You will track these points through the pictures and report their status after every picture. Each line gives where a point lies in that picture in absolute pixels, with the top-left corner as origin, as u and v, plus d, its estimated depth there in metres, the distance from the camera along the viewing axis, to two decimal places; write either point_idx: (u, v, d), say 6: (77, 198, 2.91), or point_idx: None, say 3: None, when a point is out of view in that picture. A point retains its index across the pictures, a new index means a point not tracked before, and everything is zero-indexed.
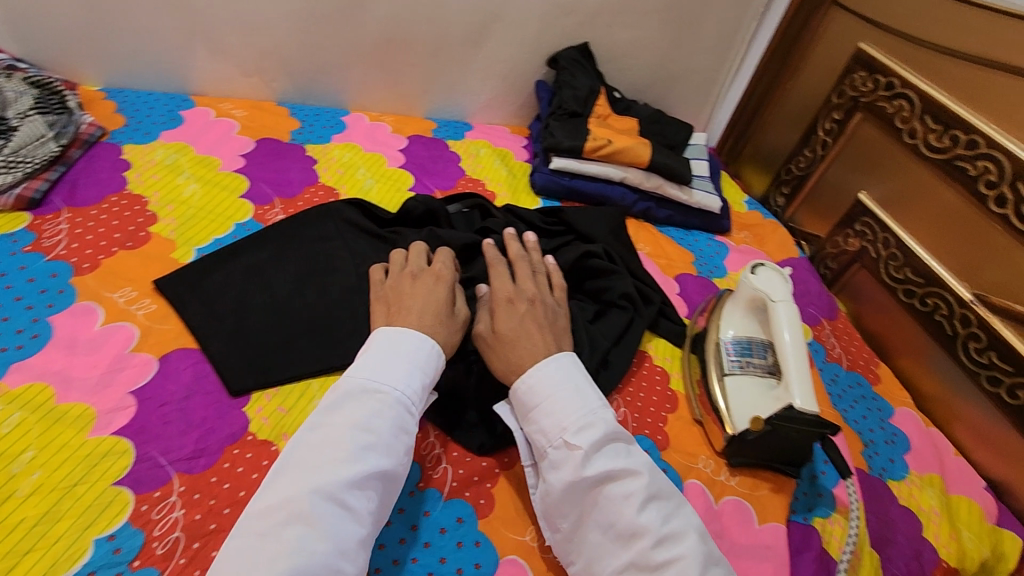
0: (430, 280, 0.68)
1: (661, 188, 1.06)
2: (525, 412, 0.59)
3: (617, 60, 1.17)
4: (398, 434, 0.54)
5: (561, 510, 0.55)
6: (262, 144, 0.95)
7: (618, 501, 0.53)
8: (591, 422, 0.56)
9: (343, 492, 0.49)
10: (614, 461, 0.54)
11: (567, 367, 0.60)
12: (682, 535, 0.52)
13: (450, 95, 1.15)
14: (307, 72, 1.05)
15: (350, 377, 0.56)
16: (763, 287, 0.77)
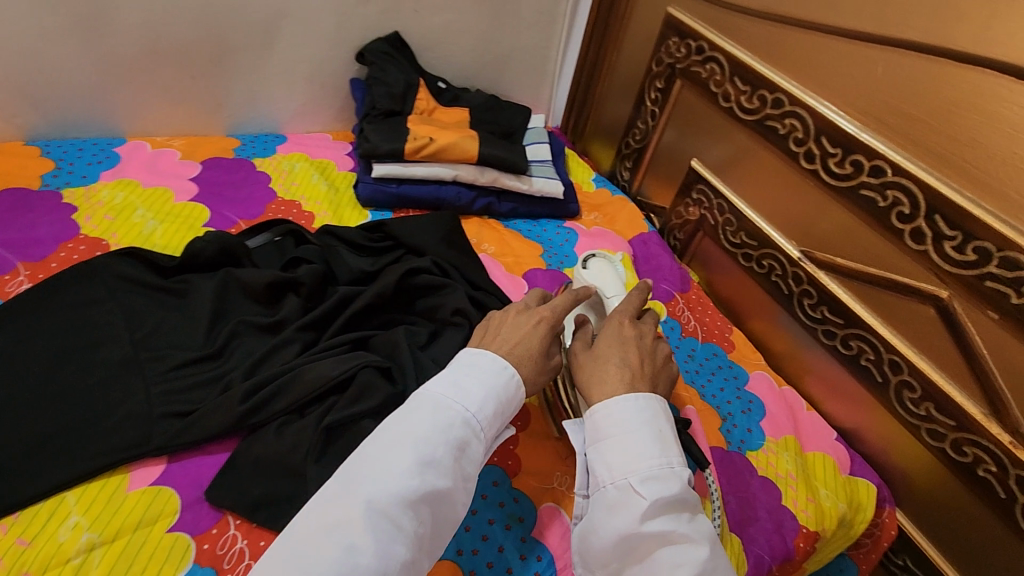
0: (533, 319, 0.62)
1: (497, 181, 0.99)
2: (598, 445, 0.54)
3: (435, 47, 1.09)
4: (462, 452, 0.51)
5: (599, 554, 0.51)
6: (2, 197, 0.78)
7: (666, 566, 0.48)
8: (668, 475, 0.51)
9: (397, 509, 0.46)
10: (681, 522, 0.50)
11: (655, 407, 0.55)
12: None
13: (253, 106, 1.01)
14: (58, 100, 0.88)
15: (427, 391, 0.53)
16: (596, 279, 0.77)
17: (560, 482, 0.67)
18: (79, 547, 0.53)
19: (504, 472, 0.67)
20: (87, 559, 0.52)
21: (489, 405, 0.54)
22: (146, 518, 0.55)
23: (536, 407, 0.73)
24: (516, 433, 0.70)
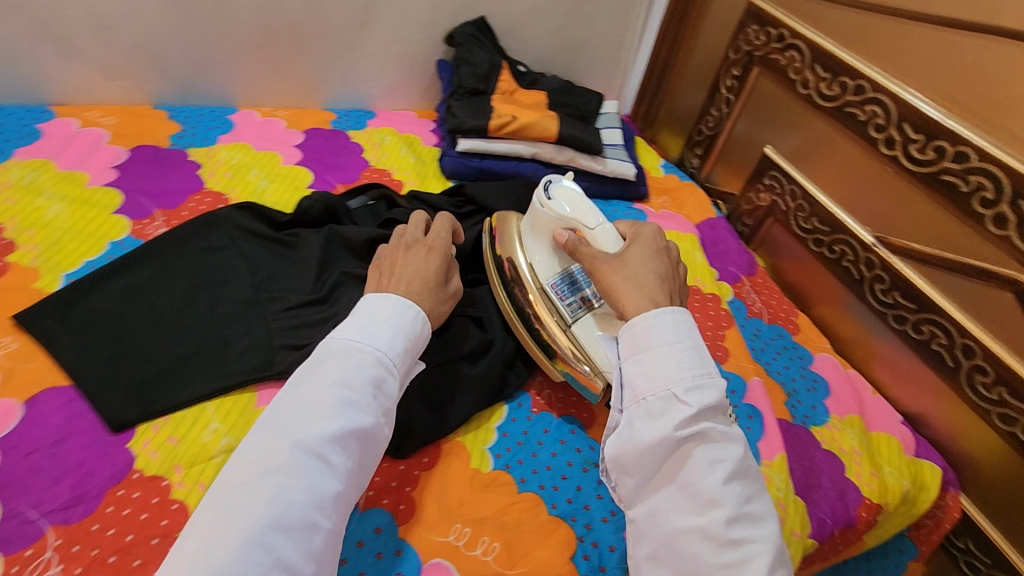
0: (422, 251, 0.67)
1: (573, 160, 1.04)
2: (635, 354, 0.56)
3: (518, 32, 1.14)
4: (376, 392, 0.53)
5: (636, 462, 0.53)
6: (137, 153, 0.87)
7: (705, 466, 0.51)
8: (709, 381, 0.54)
9: (323, 444, 0.48)
10: (720, 428, 0.53)
11: (683, 317, 0.58)
12: (765, 514, 0.51)
13: (348, 82, 1.09)
14: (182, 68, 0.96)
15: (332, 338, 0.55)
16: (567, 209, 0.70)
17: None
18: (220, 448, 0.60)
19: (580, 422, 0.72)
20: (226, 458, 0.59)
21: (400, 346, 0.57)
22: None
23: None
24: None
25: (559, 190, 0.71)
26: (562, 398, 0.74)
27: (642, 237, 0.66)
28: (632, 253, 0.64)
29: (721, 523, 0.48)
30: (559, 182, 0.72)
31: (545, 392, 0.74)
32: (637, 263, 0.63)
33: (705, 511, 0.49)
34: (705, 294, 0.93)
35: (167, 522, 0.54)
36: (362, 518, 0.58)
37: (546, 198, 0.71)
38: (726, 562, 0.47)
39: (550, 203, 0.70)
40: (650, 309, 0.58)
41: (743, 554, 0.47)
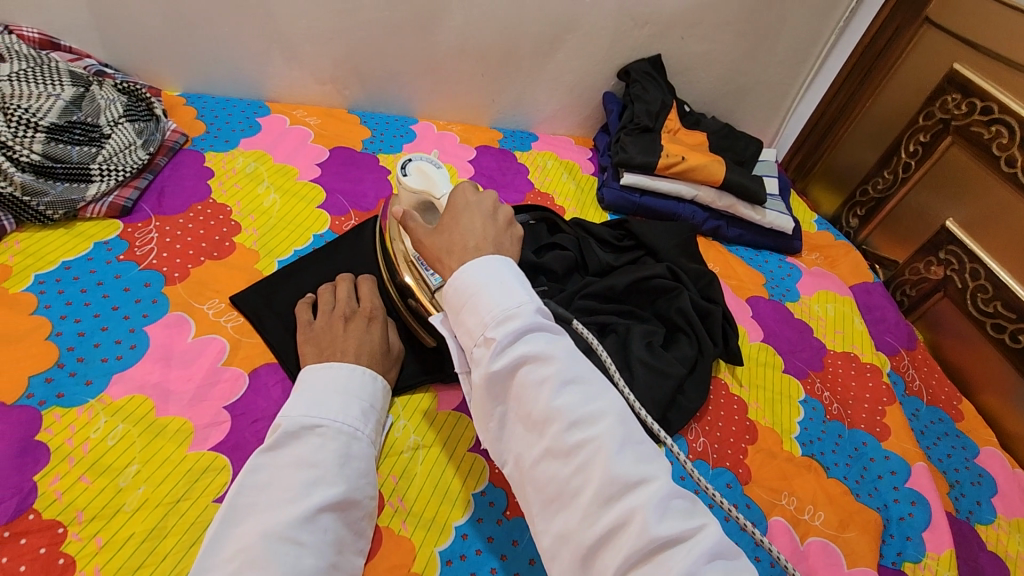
0: (364, 322, 0.66)
1: (733, 207, 1.03)
2: (454, 312, 0.51)
3: (686, 73, 1.15)
4: (344, 462, 0.52)
5: (485, 410, 0.49)
6: (337, 153, 0.95)
7: (534, 389, 0.46)
8: (515, 309, 0.49)
9: (293, 526, 0.46)
10: (533, 345, 0.48)
11: (501, 259, 0.53)
12: (602, 412, 0.45)
13: (519, 105, 1.14)
14: (378, 79, 1.04)
15: (284, 419, 0.53)
16: (419, 184, 0.69)
17: (789, 501, 0.71)
18: (408, 445, 0.64)
19: (735, 477, 0.72)
20: (414, 455, 0.63)
21: (365, 416, 0.57)
22: (453, 436, 0.66)
23: (762, 425, 0.79)
24: (745, 445, 0.76)
25: (418, 167, 0.71)
26: (717, 449, 0.74)
27: (480, 203, 0.60)
28: (447, 220, 0.59)
29: (559, 434, 0.44)
30: (419, 161, 0.71)
31: (701, 441, 0.74)
32: (471, 218, 0.58)
33: (545, 431, 0.45)
34: (861, 363, 0.91)
35: None
36: (534, 537, 0.60)
37: (402, 174, 0.70)
38: (574, 468, 0.43)
39: (403, 179, 0.70)
40: (468, 261, 0.54)
41: (584, 456, 0.43)
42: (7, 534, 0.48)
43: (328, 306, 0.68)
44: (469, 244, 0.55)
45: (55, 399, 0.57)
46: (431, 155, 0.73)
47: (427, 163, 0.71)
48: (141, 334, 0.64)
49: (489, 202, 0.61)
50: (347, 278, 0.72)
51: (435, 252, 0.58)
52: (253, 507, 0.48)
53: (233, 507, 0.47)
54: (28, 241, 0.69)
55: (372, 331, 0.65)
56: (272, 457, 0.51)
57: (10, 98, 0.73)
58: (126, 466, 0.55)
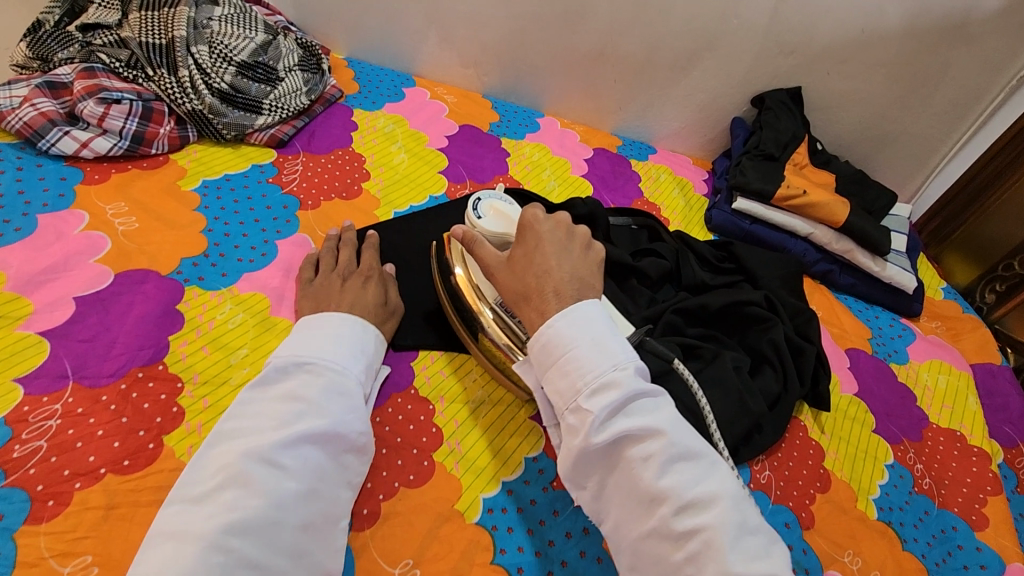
0: (360, 279, 0.67)
1: (850, 253, 0.98)
2: (547, 372, 0.51)
3: (827, 110, 1.11)
4: (332, 397, 0.52)
5: (583, 473, 0.49)
6: (464, 130, 1.02)
7: (638, 465, 0.46)
8: (614, 377, 0.48)
9: (275, 450, 0.47)
10: (637, 418, 0.47)
11: (596, 314, 0.52)
12: (711, 492, 0.45)
13: (644, 116, 1.15)
14: (516, 72, 1.10)
15: (276, 357, 0.54)
16: (499, 226, 0.68)
17: (852, 560, 0.67)
18: (475, 397, 0.67)
19: (797, 520, 0.68)
20: (478, 407, 0.66)
21: (356, 358, 0.57)
22: (517, 399, 0.68)
23: (837, 476, 0.74)
24: (814, 491, 0.71)
25: (490, 206, 0.69)
26: (783, 486, 0.70)
27: (553, 231, 0.61)
28: (520, 252, 0.60)
29: (668, 517, 0.44)
30: (489, 200, 0.70)
31: (766, 473, 0.71)
32: (546, 255, 0.58)
33: (652, 510, 0.46)
34: (967, 445, 0.82)
35: (427, 440, 0.62)
36: (574, 513, 0.60)
37: (475, 215, 0.68)
38: (684, 557, 0.43)
39: (480, 221, 0.67)
40: (554, 313, 0.53)
41: (696, 546, 0.43)
42: (141, 375, 0.57)
43: (330, 266, 0.70)
44: (548, 287, 0.56)
45: (197, 281, 0.67)
46: (498, 194, 0.72)
47: (498, 202, 0.70)
48: (272, 245, 0.73)
49: (561, 230, 0.61)
50: (347, 239, 0.73)
51: (513, 290, 0.59)
52: (239, 431, 0.49)
53: (220, 432, 0.49)
54: (203, 153, 0.81)
55: (370, 286, 0.67)
56: (263, 391, 0.52)
57: (216, 35, 0.87)
58: (238, 347, 0.63)
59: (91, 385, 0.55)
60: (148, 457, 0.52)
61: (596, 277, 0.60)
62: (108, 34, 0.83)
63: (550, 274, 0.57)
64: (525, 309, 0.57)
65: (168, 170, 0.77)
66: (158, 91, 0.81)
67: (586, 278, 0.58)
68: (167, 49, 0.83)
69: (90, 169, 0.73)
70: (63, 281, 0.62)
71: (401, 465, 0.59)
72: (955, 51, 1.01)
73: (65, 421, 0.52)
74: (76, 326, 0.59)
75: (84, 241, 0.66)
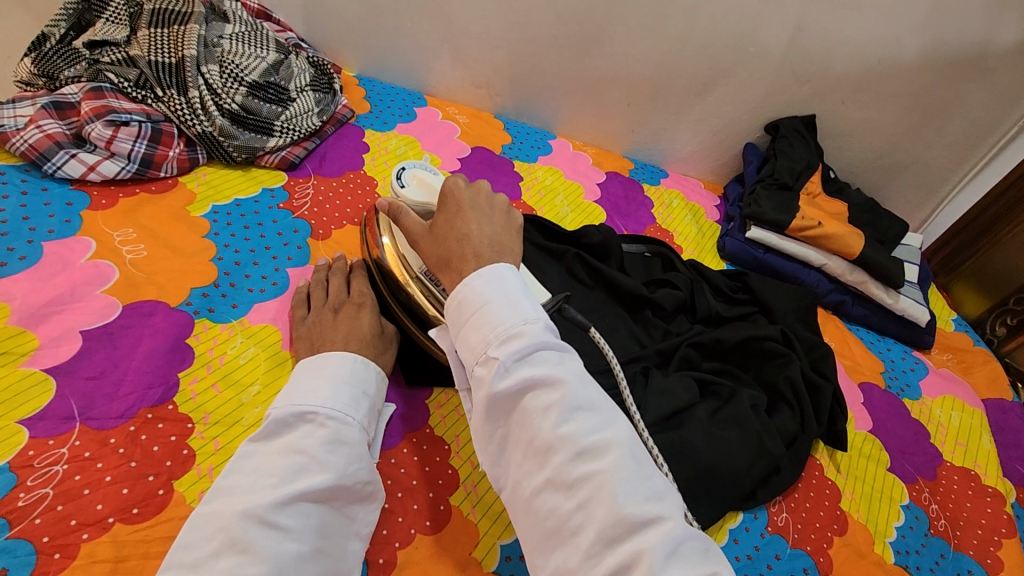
0: (350, 309, 0.66)
1: (863, 285, 0.97)
2: (455, 327, 0.47)
3: (839, 138, 1.11)
4: (333, 449, 0.51)
5: (485, 429, 0.45)
6: (477, 153, 1.00)
7: (537, 415, 0.43)
8: (521, 328, 0.45)
9: (273, 510, 0.45)
10: (541, 367, 0.44)
11: (505, 271, 0.48)
12: (609, 441, 0.42)
13: (656, 139, 1.14)
14: (529, 93, 1.09)
15: (275, 407, 0.53)
16: (421, 196, 0.69)
17: None
18: None
19: (815, 564, 0.67)
20: None
21: (357, 403, 0.56)
22: None
23: (854, 518, 0.73)
24: (832, 534, 0.70)
25: (415, 177, 0.71)
26: (800, 529, 0.69)
27: (473, 198, 0.56)
28: (440, 220, 0.56)
29: (562, 465, 0.40)
30: (414, 170, 0.72)
31: (783, 516, 0.70)
32: (466, 220, 0.54)
33: (547, 460, 0.41)
34: (982, 484, 0.82)
35: (443, 482, 0.60)
36: None
37: (399, 184, 0.70)
38: (575, 504, 0.40)
39: (403, 189, 0.69)
40: (471, 273, 0.49)
41: (587, 492, 0.39)
42: (150, 416, 0.55)
43: (321, 299, 0.67)
44: (467, 250, 0.52)
45: (207, 312, 0.65)
46: (422, 164, 0.74)
47: (420, 169, 0.73)
48: (283, 274, 0.71)
49: (482, 197, 0.57)
50: (338, 267, 0.72)
51: (435, 258, 0.55)
52: (237, 489, 0.47)
53: (218, 489, 0.47)
54: (212, 175, 0.80)
55: (364, 316, 0.65)
56: (265, 444, 0.51)
57: (227, 54, 0.86)
58: (249, 384, 0.61)
59: (99, 426, 0.53)
60: (158, 504, 0.51)
61: (517, 243, 0.56)
62: (116, 52, 0.82)
63: (469, 239, 0.53)
64: (447, 275, 0.53)
65: (176, 193, 0.75)
66: (168, 112, 0.79)
67: (508, 243, 0.54)
68: (177, 69, 0.82)
69: (97, 193, 0.71)
70: (69, 313, 0.60)
71: (417, 510, 0.58)
72: (969, 83, 1.01)
73: (72, 466, 0.51)
74: (82, 362, 0.57)
75: (91, 270, 0.64)
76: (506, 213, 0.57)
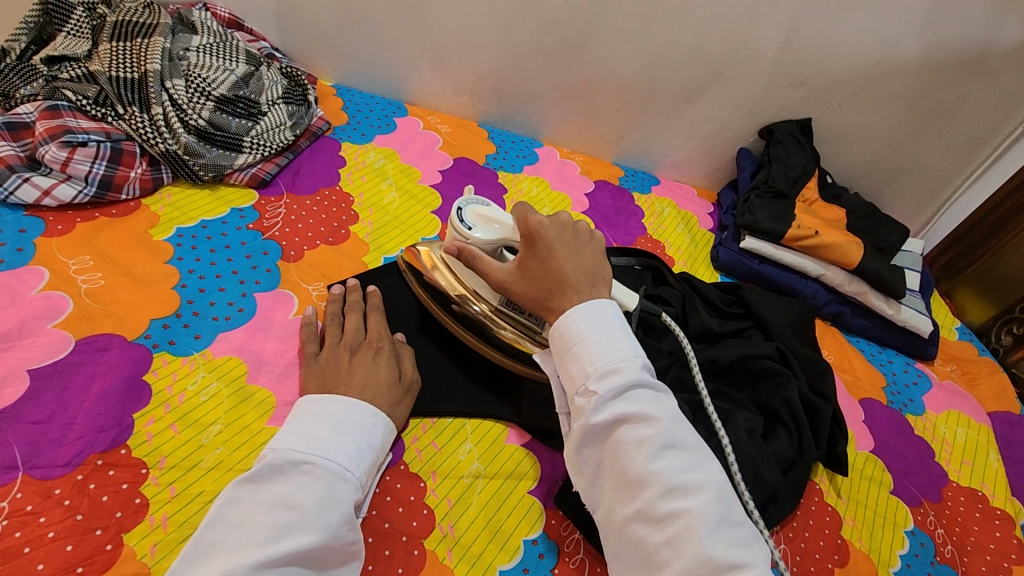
0: (371, 354, 0.62)
1: (863, 295, 0.93)
2: (558, 356, 0.53)
3: (837, 141, 1.07)
4: (327, 505, 0.47)
5: (579, 454, 0.50)
6: (459, 164, 0.96)
7: (630, 448, 0.47)
8: (619, 365, 0.49)
9: (252, 574, 0.42)
10: (636, 404, 0.48)
11: (606, 305, 0.53)
12: (702, 482, 0.45)
13: (647, 146, 1.10)
14: (513, 100, 1.05)
15: (271, 451, 0.49)
16: (492, 234, 0.63)
17: None
18: (470, 471, 0.62)
19: None
20: (474, 483, 0.61)
21: (360, 455, 0.52)
22: (516, 472, 0.63)
23: (856, 547, 0.69)
24: (833, 565, 0.67)
25: (475, 213, 0.65)
26: (799, 561, 0.66)
27: (561, 236, 0.58)
28: (533, 263, 0.58)
29: (652, 499, 0.45)
30: (471, 206, 0.66)
31: (781, 547, 0.66)
32: (560, 260, 0.57)
33: (639, 493, 0.46)
34: (989, 506, 0.78)
35: (417, 524, 0.57)
36: None
37: (464, 226, 0.64)
38: (665, 539, 0.43)
39: (470, 232, 0.63)
40: (572, 306, 0.54)
41: (678, 528, 0.43)
42: (100, 462, 0.52)
43: (336, 339, 0.64)
44: (569, 291, 0.55)
45: (167, 345, 0.61)
46: (475, 196, 0.68)
47: (479, 204, 0.66)
48: (250, 300, 0.68)
49: (567, 232, 0.59)
50: (353, 302, 0.68)
51: (533, 298, 0.58)
52: (220, 545, 0.44)
53: (198, 543, 0.44)
54: (178, 196, 0.76)
55: (380, 363, 0.61)
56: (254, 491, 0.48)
57: (193, 67, 0.82)
58: (210, 424, 0.57)
59: (43, 477, 0.50)
60: (105, 561, 0.47)
61: (608, 267, 0.60)
62: (75, 67, 0.78)
63: (567, 278, 0.56)
64: (552, 316, 0.56)
65: (138, 217, 0.72)
66: (129, 130, 0.76)
67: (600, 276, 0.58)
68: (140, 84, 0.78)
69: (53, 220, 0.68)
70: (17, 351, 0.57)
71: (389, 556, 0.54)
72: (970, 83, 0.97)
73: (12, 522, 0.47)
74: (29, 405, 0.54)
75: (43, 303, 0.61)
76: (592, 239, 0.60)
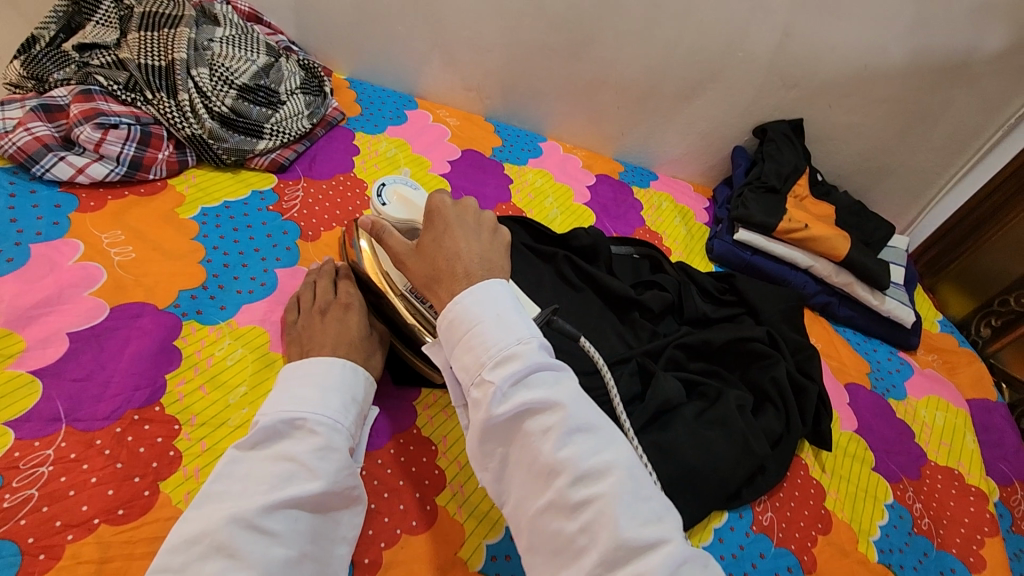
0: (337, 309, 0.65)
1: (850, 286, 0.98)
2: (452, 347, 0.47)
3: (828, 141, 1.12)
4: (323, 455, 0.50)
5: (484, 450, 0.45)
6: (467, 155, 1.01)
7: (536, 438, 0.43)
8: (516, 350, 0.45)
9: (262, 515, 0.45)
10: (538, 390, 0.44)
11: (500, 291, 0.49)
12: (610, 462, 0.42)
13: (646, 142, 1.15)
14: (519, 96, 1.10)
15: (263, 414, 0.52)
16: (403, 211, 0.69)
17: None
18: None
19: (799, 563, 0.68)
20: None
21: (347, 410, 0.55)
22: None
23: (839, 517, 0.74)
24: (816, 533, 0.71)
25: (394, 192, 0.71)
26: (785, 528, 0.70)
27: (460, 217, 0.57)
28: (429, 240, 0.56)
29: (564, 488, 0.40)
30: (394, 185, 0.72)
31: (768, 515, 0.71)
32: (455, 238, 0.54)
33: (549, 483, 0.41)
34: (965, 484, 0.83)
35: (429, 483, 0.61)
36: None
37: (380, 202, 0.70)
38: (578, 526, 0.39)
39: (384, 207, 0.69)
40: (462, 291, 0.50)
41: (589, 514, 0.39)
42: (136, 418, 0.56)
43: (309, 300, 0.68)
44: (457, 269, 0.52)
45: (195, 314, 0.65)
46: (402, 179, 0.75)
47: (402, 186, 0.73)
48: (271, 275, 0.72)
49: (468, 214, 0.57)
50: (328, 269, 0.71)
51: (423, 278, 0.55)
52: (226, 494, 0.47)
53: (206, 495, 0.47)
54: (201, 178, 0.80)
55: (349, 316, 0.65)
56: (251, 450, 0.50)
57: (217, 57, 0.86)
58: (236, 386, 0.61)
59: (85, 428, 0.54)
60: (143, 505, 0.51)
61: (505, 257, 0.56)
62: (106, 54, 0.82)
63: (458, 257, 0.53)
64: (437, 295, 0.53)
65: (165, 196, 0.76)
66: (157, 115, 0.80)
67: (496, 259, 0.54)
68: (167, 72, 0.82)
69: (86, 196, 0.72)
70: (56, 315, 0.60)
71: (403, 510, 0.58)
72: (953, 87, 1.02)
73: (58, 468, 0.51)
74: (70, 364, 0.57)
75: (79, 273, 0.64)
76: (492, 228, 0.58)
